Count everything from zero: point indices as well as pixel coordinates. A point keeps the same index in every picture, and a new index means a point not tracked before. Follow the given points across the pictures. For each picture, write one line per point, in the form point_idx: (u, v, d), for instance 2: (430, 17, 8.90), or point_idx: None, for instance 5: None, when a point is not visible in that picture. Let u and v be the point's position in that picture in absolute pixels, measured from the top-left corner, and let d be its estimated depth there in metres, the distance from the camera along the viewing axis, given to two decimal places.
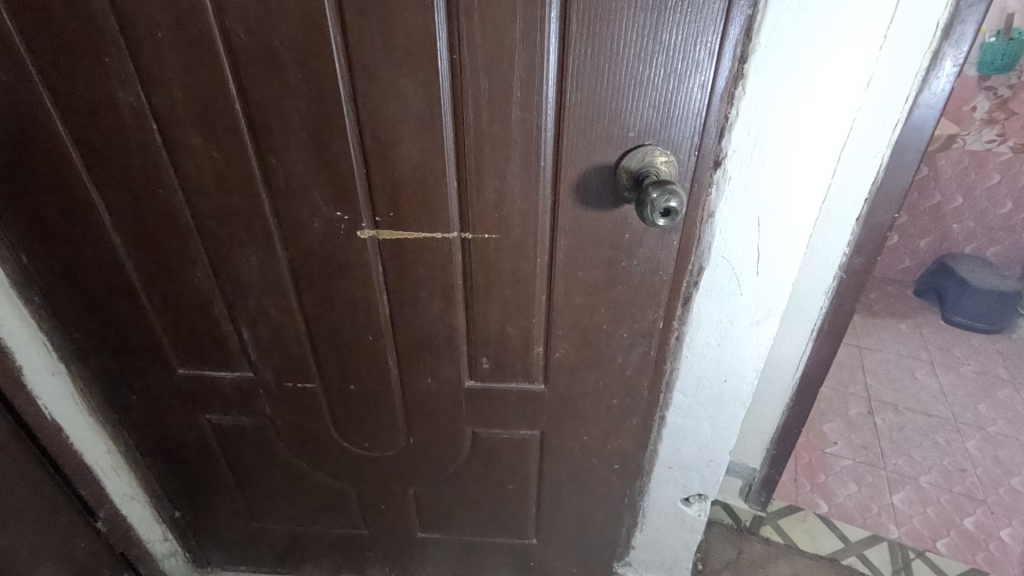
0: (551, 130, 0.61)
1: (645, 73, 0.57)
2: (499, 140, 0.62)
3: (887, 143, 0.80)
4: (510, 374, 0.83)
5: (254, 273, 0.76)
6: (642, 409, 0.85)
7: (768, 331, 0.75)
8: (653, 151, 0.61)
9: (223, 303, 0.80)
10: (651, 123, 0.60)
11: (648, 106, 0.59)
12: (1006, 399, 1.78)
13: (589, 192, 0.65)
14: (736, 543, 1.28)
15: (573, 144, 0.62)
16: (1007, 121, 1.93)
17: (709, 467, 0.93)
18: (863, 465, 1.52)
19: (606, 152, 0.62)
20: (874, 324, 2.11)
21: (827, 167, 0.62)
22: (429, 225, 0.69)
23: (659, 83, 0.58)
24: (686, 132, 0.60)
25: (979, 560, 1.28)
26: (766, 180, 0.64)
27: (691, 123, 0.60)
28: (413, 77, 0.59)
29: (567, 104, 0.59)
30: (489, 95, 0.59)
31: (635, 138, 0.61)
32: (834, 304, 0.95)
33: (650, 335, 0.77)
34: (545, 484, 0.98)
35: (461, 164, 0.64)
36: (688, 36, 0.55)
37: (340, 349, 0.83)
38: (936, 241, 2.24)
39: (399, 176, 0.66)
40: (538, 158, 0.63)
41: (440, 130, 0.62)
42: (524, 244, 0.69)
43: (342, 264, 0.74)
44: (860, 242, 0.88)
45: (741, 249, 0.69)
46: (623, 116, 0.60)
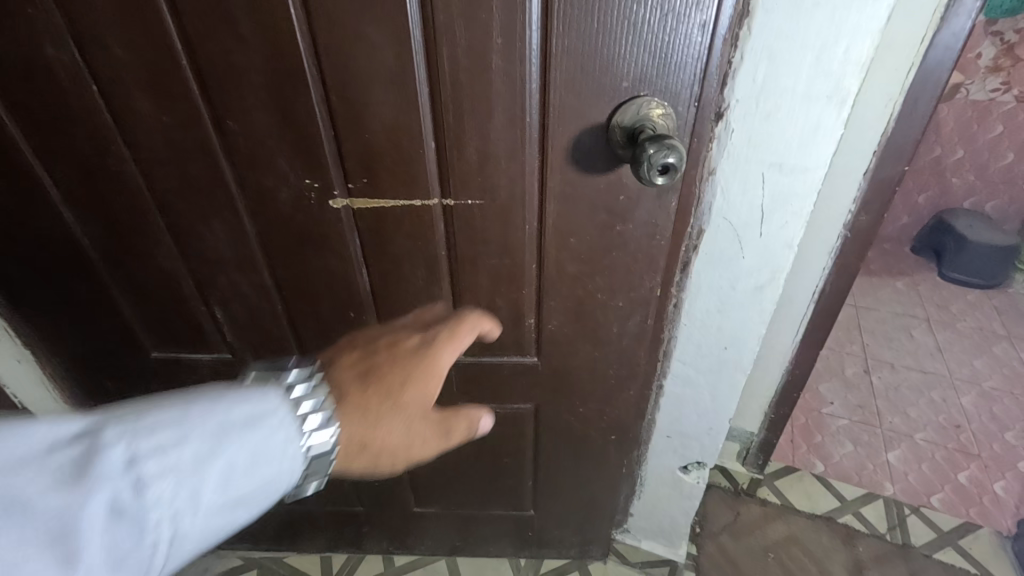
0: (536, 82, 0.55)
1: (639, 13, 0.51)
2: (479, 95, 0.56)
3: (902, 88, 0.74)
4: (501, 347, 0.79)
5: (222, 248, 0.70)
6: (639, 380, 0.82)
7: (772, 297, 0.71)
8: (648, 103, 0.55)
9: (192, 283, 0.75)
10: (646, 72, 0.54)
11: (643, 52, 0.53)
12: (1001, 354, 1.78)
13: (580, 150, 0.59)
14: (733, 506, 1.28)
15: (561, 97, 0.56)
16: (1012, 68, 1.87)
17: (708, 436, 0.90)
18: (859, 425, 1.52)
19: (597, 105, 0.56)
20: (872, 282, 2.08)
21: (841, 115, 0.55)
22: (408, 191, 0.64)
23: (654, 26, 0.51)
24: (685, 80, 0.54)
25: (973, 514, 1.30)
26: (773, 133, 0.58)
27: (691, 70, 0.54)
28: (380, 24, 0.52)
29: (553, 51, 0.53)
30: (466, 42, 0.53)
31: (629, 89, 0.55)
32: (837, 264, 0.92)
33: (648, 303, 0.72)
34: (539, 456, 0.96)
35: (440, 122, 0.58)
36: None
37: (321, 327, 0.78)
38: (935, 196, 2.19)
39: (371, 138, 0.60)
40: (523, 115, 0.57)
41: (414, 85, 0.56)
42: (511, 209, 0.64)
43: (316, 237, 0.68)
44: (867, 198, 0.84)
45: (744, 209, 0.64)
46: (615, 64, 0.54)
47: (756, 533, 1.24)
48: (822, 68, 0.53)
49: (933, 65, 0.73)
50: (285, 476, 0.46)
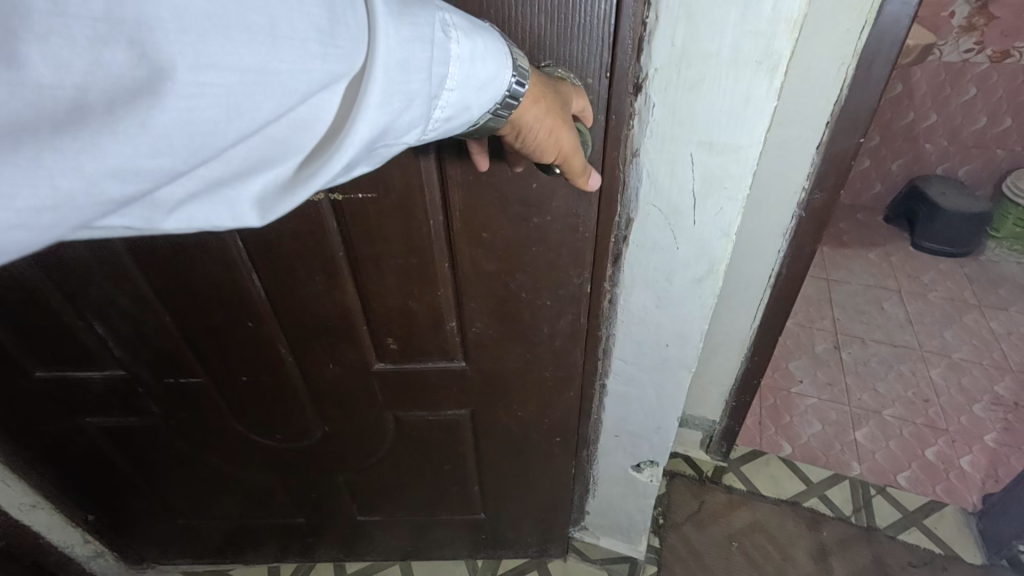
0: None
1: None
2: None
3: (854, 49, 0.66)
4: (423, 352, 0.72)
5: (84, 258, 0.61)
6: (577, 381, 0.75)
7: (712, 291, 0.64)
8: (551, 74, 0.46)
9: (62, 297, 0.65)
10: (545, 38, 0.45)
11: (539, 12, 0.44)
12: (971, 324, 1.75)
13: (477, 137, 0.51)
14: (698, 494, 1.24)
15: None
16: (986, 27, 1.80)
17: (657, 435, 0.84)
18: (827, 403, 1.49)
19: None
20: (844, 254, 2.03)
21: (773, 84, 0.47)
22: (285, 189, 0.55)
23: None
24: (594, 48, 0.45)
25: (939, 491, 1.27)
26: (698, 105, 0.50)
27: (599, 36, 0.45)
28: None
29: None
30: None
31: (528, 59, 0.46)
32: (793, 245, 0.85)
33: (578, 302, 0.65)
34: (482, 462, 0.90)
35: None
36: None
37: (221, 338, 0.70)
38: (908, 163, 2.13)
39: None
40: None
41: None
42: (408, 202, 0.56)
43: (191, 242, 0.59)
44: (822, 174, 0.77)
45: (674, 194, 0.56)
46: (508, 29, 0.44)
47: (720, 521, 1.20)
48: (747, 27, 0.45)
49: (888, 22, 0.64)
50: (504, 75, 0.37)
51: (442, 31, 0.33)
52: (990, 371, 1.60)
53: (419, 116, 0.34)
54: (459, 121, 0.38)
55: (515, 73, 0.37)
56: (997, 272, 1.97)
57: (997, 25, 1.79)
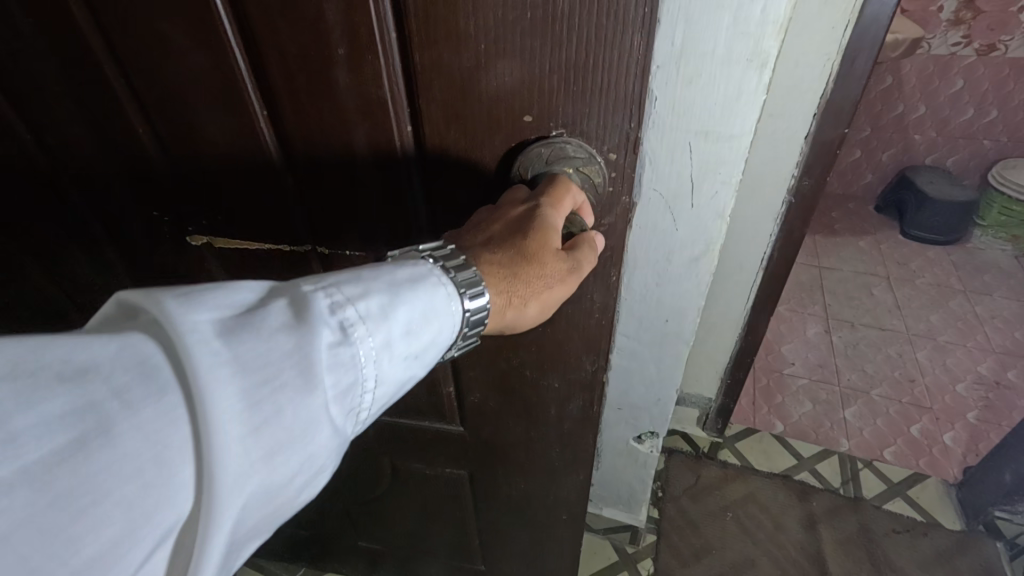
0: (403, 106, 0.45)
1: (533, 28, 0.39)
2: (327, 122, 0.46)
3: (838, 47, 0.72)
4: (421, 414, 0.78)
5: (90, 276, 0.66)
6: (585, 463, 0.79)
7: (709, 269, 0.70)
8: (569, 151, 0.45)
9: (69, 301, 0.71)
10: (557, 105, 0.43)
11: (543, 77, 0.42)
12: (956, 308, 1.82)
13: (463, 199, 0.50)
14: (694, 468, 1.31)
15: (439, 128, 0.46)
16: (973, 21, 1.87)
17: (657, 407, 0.90)
18: (818, 383, 1.56)
19: (493, 138, 0.46)
20: (834, 242, 2.10)
21: (762, 79, 0.53)
22: (282, 236, 0.57)
23: (557, 50, 0.40)
24: (615, 124, 0.44)
25: (922, 464, 1.34)
26: (696, 96, 0.55)
27: (624, 111, 0.43)
28: (190, 30, 0.42)
29: (423, 71, 0.42)
30: (298, 54, 0.42)
31: (535, 124, 0.45)
32: (783, 230, 0.92)
33: (590, 386, 0.68)
34: (483, 520, 0.95)
35: (290, 148, 0.50)
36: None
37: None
38: (898, 153, 2.20)
39: (215, 163, 0.52)
40: (391, 140, 0.47)
41: (247, 103, 0.47)
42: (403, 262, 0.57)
43: (181, 273, 0.64)
44: (809, 163, 0.83)
45: (673, 179, 0.62)
46: (507, 90, 0.43)
47: (715, 494, 1.27)
48: (740, 28, 0.50)
49: (870, 21, 0.69)
50: (450, 312, 0.39)
51: (335, 342, 0.33)
52: (973, 353, 1.67)
53: (320, 459, 0.33)
54: (404, 386, 0.38)
55: (466, 305, 0.40)
56: (982, 259, 2.03)
57: (983, 19, 1.85)
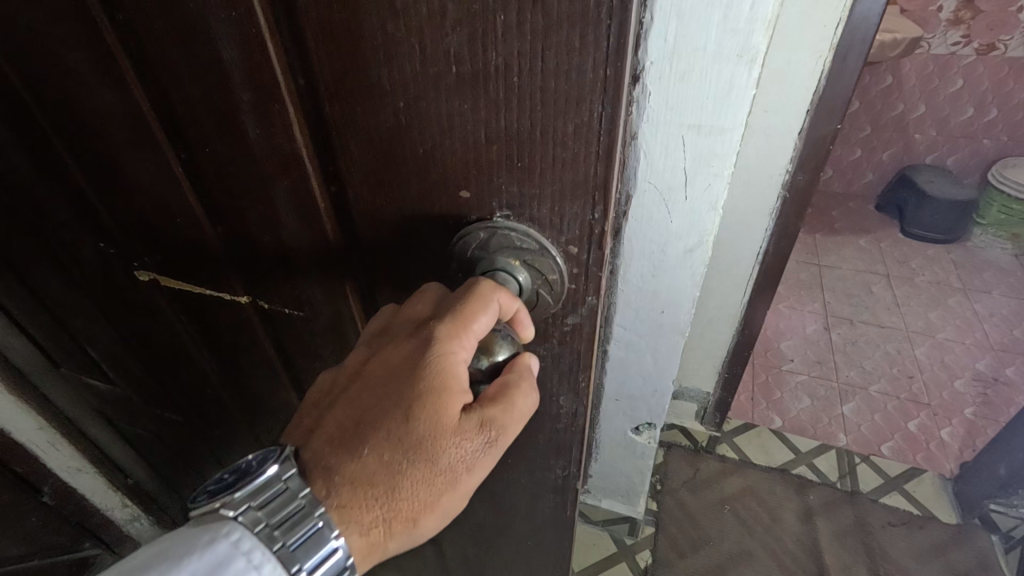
0: (319, 160, 0.39)
1: (460, 86, 0.31)
2: (245, 175, 0.42)
3: (829, 45, 0.74)
4: None
5: (65, 295, 0.65)
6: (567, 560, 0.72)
7: (704, 260, 0.72)
8: (516, 239, 0.37)
9: (52, 319, 0.68)
10: (504, 185, 0.35)
11: (477, 145, 0.33)
12: (955, 306, 1.83)
13: (394, 271, 0.44)
14: (693, 462, 1.33)
15: (367, 197, 0.39)
16: (972, 21, 1.88)
17: (654, 398, 0.92)
18: (817, 379, 1.57)
19: (428, 216, 0.38)
20: (835, 240, 2.12)
21: (752, 74, 0.55)
22: (229, 279, 0.55)
23: (495, 117, 0.32)
24: (575, 215, 0.35)
25: (919, 459, 1.35)
26: (689, 91, 0.57)
27: (586, 198, 0.34)
28: (98, 69, 0.40)
29: (332, 125, 0.36)
30: (201, 98, 0.38)
31: (475, 203, 0.36)
32: (778, 225, 0.93)
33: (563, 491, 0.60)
34: None
35: (210, 195, 0.46)
36: (535, 25, 0.28)
37: (205, 386, 0.74)
38: (898, 153, 2.21)
39: (146, 205, 0.49)
40: (313, 202, 0.42)
41: (164, 150, 0.43)
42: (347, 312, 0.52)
43: (141, 302, 0.63)
44: (803, 158, 0.85)
45: (668, 172, 0.64)
46: (436, 162, 0.35)
47: (714, 487, 1.28)
48: (729, 26, 0.52)
49: (859, 20, 0.72)
50: None
51: None
52: (972, 350, 1.68)
53: None
54: None
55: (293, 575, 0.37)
56: (982, 257, 2.04)
57: (982, 19, 1.87)
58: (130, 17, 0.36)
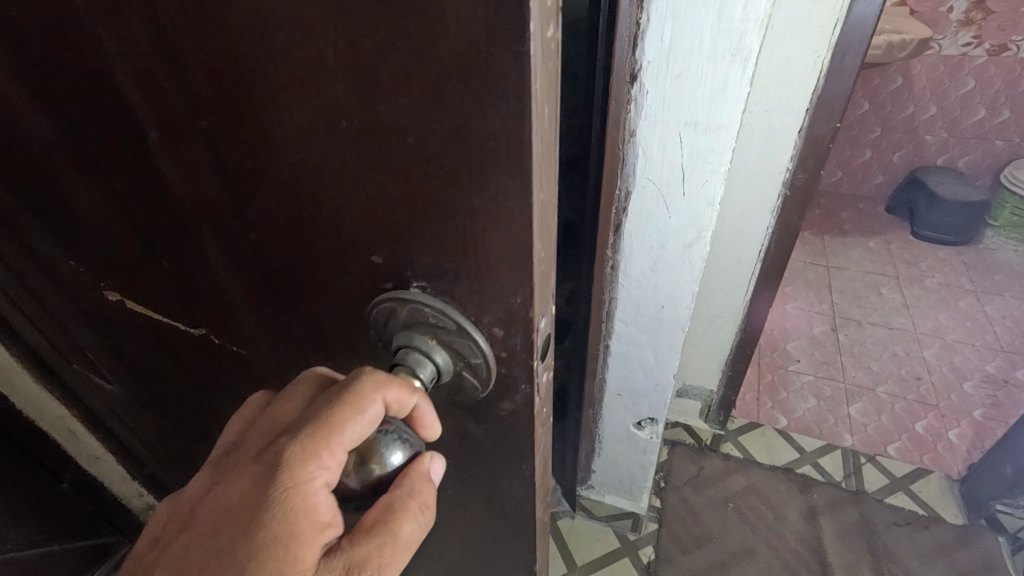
0: (238, 202, 0.39)
1: (351, 139, 0.31)
2: (175, 215, 0.44)
3: (827, 46, 0.76)
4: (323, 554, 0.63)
5: (63, 300, 0.62)
6: None
7: (702, 255, 0.73)
8: (430, 316, 0.37)
9: (57, 320, 0.65)
10: (411, 249, 0.35)
11: (394, 195, 0.33)
12: (966, 308, 1.82)
13: (321, 317, 0.44)
14: (697, 460, 1.33)
15: (282, 245, 0.40)
16: (983, 21, 1.88)
17: (656, 392, 0.93)
18: (823, 380, 1.57)
19: (343, 271, 0.39)
20: (844, 242, 2.11)
21: (746, 72, 0.56)
22: (183, 310, 0.55)
23: (389, 175, 0.32)
24: (506, 290, 0.35)
25: (926, 460, 1.35)
26: (685, 90, 0.59)
27: (512, 274, 0.34)
28: (31, 100, 0.41)
29: (256, 167, 0.36)
30: (122, 130, 0.40)
31: (385, 264, 0.37)
32: (779, 223, 0.94)
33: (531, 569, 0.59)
34: None
35: (145, 232, 0.48)
36: (428, 78, 0.27)
37: (183, 406, 0.72)
38: (909, 154, 2.19)
39: (94, 237, 0.51)
40: (236, 248, 0.43)
41: (100, 187, 0.46)
42: (291, 356, 0.50)
43: (111, 316, 0.61)
44: (803, 157, 0.86)
45: (666, 168, 0.65)
46: (341, 216, 0.36)
47: (717, 485, 1.29)
48: (723, 26, 0.54)
49: (857, 20, 0.74)
50: None
51: None
52: (982, 352, 1.66)
53: None
54: None
55: None
56: (995, 259, 2.02)
57: (994, 20, 1.86)
58: (43, 50, 0.37)
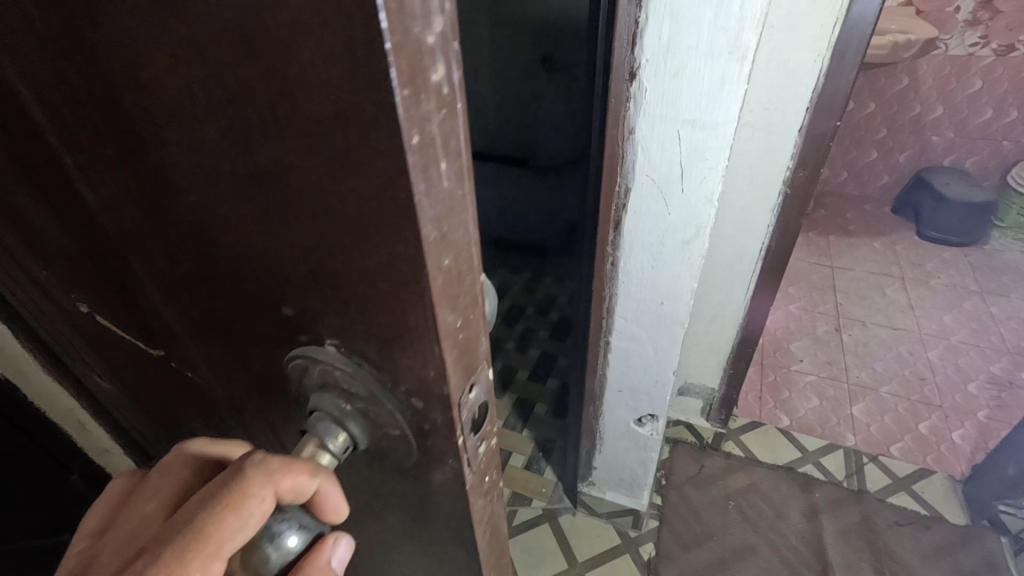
0: (151, 237, 0.36)
1: (236, 184, 0.27)
2: (99, 244, 0.41)
3: (826, 45, 0.76)
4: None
5: (41, 305, 0.61)
6: None
7: (701, 251, 0.74)
8: (342, 380, 0.32)
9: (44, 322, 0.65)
10: (315, 308, 0.30)
11: (287, 250, 0.28)
12: (971, 309, 1.81)
13: (249, 362, 0.40)
14: (699, 459, 1.34)
15: (198, 285, 0.36)
16: (991, 21, 1.87)
17: (656, 388, 0.94)
18: (826, 380, 1.57)
19: (257, 320, 0.35)
20: (849, 243, 2.10)
21: (743, 71, 0.57)
22: (133, 334, 0.52)
23: (279, 227, 0.27)
24: (414, 364, 0.29)
25: (929, 461, 1.34)
26: (682, 88, 0.60)
27: (419, 347, 0.28)
28: None
29: (157, 206, 0.32)
30: (32, 155, 0.37)
31: (294, 321, 0.32)
32: (781, 221, 0.95)
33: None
34: None
35: (80, 257, 0.45)
36: (295, 127, 0.23)
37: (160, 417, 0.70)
38: (915, 155, 2.19)
39: (45, 254, 0.49)
40: (160, 281, 0.40)
41: (30, 206, 0.43)
42: (235, 394, 0.47)
43: (83, 327, 0.60)
44: (804, 156, 0.87)
45: (664, 165, 0.66)
46: (244, 264, 0.31)
47: (718, 483, 1.29)
48: (720, 24, 0.55)
49: (856, 20, 0.74)
50: None
51: None
52: (987, 353, 1.65)
53: None
54: None
55: None
56: (1001, 260, 2.00)
57: (1002, 20, 1.85)
58: None
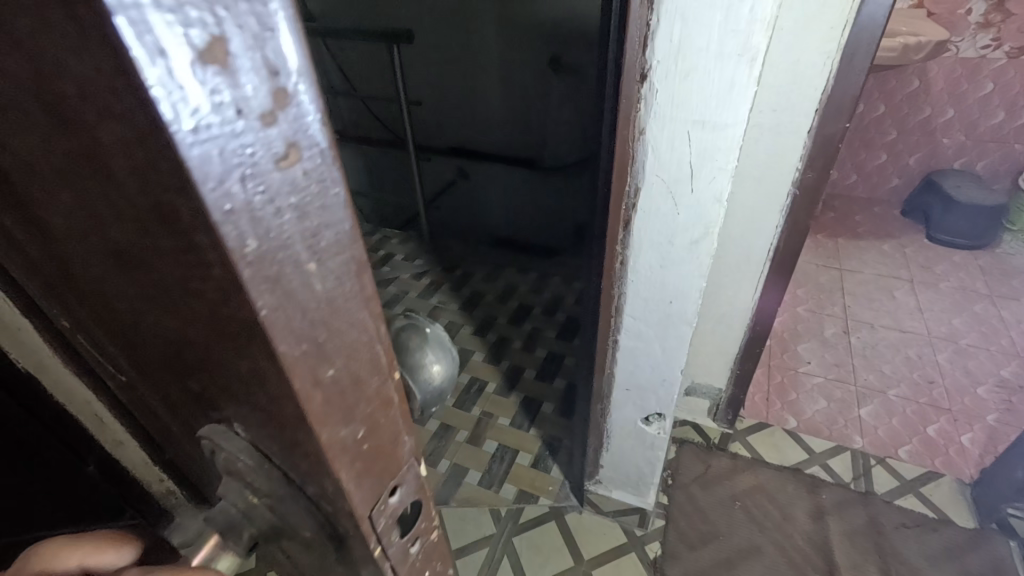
0: (43, 293, 0.33)
1: (96, 258, 0.24)
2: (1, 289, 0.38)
3: (836, 48, 0.77)
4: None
5: None
6: None
7: (710, 250, 0.74)
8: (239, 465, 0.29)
9: None
10: (202, 392, 0.27)
11: (166, 336, 0.25)
12: (981, 312, 1.80)
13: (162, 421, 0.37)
14: (705, 459, 1.34)
15: (97, 343, 0.33)
16: (1003, 24, 1.86)
17: (663, 386, 0.94)
18: (833, 382, 1.57)
19: (158, 387, 0.32)
20: (858, 245, 2.10)
21: (753, 73, 0.58)
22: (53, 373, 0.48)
23: (146, 306, 0.24)
24: (315, 480, 0.26)
25: (938, 464, 1.34)
26: (692, 90, 0.61)
27: (312, 461, 0.25)
28: None
29: (37, 263, 0.29)
30: None
31: (187, 398, 0.29)
32: (789, 222, 0.95)
33: None
34: None
35: None
36: (126, 215, 0.19)
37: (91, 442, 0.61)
38: (925, 157, 2.18)
39: None
40: (64, 334, 0.37)
41: None
42: (157, 441, 0.44)
43: None
44: (812, 157, 0.87)
45: (674, 166, 0.67)
46: (129, 333, 0.28)
47: (724, 483, 1.30)
48: (730, 27, 0.56)
49: (865, 22, 0.75)
50: None
51: None
52: (997, 357, 1.64)
53: None
54: None
55: None
56: (1012, 264, 1.99)
57: (1014, 22, 1.85)
58: None
